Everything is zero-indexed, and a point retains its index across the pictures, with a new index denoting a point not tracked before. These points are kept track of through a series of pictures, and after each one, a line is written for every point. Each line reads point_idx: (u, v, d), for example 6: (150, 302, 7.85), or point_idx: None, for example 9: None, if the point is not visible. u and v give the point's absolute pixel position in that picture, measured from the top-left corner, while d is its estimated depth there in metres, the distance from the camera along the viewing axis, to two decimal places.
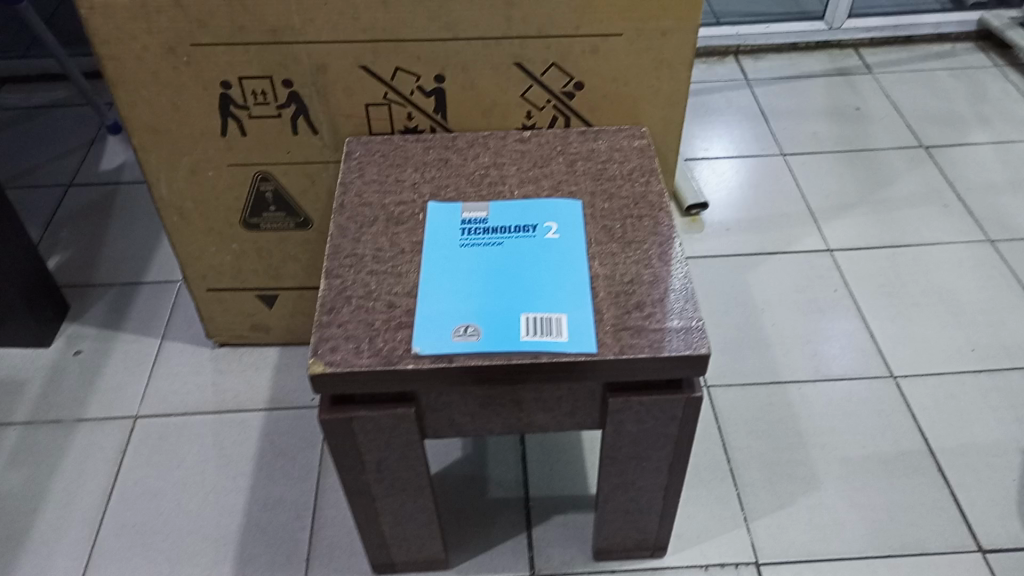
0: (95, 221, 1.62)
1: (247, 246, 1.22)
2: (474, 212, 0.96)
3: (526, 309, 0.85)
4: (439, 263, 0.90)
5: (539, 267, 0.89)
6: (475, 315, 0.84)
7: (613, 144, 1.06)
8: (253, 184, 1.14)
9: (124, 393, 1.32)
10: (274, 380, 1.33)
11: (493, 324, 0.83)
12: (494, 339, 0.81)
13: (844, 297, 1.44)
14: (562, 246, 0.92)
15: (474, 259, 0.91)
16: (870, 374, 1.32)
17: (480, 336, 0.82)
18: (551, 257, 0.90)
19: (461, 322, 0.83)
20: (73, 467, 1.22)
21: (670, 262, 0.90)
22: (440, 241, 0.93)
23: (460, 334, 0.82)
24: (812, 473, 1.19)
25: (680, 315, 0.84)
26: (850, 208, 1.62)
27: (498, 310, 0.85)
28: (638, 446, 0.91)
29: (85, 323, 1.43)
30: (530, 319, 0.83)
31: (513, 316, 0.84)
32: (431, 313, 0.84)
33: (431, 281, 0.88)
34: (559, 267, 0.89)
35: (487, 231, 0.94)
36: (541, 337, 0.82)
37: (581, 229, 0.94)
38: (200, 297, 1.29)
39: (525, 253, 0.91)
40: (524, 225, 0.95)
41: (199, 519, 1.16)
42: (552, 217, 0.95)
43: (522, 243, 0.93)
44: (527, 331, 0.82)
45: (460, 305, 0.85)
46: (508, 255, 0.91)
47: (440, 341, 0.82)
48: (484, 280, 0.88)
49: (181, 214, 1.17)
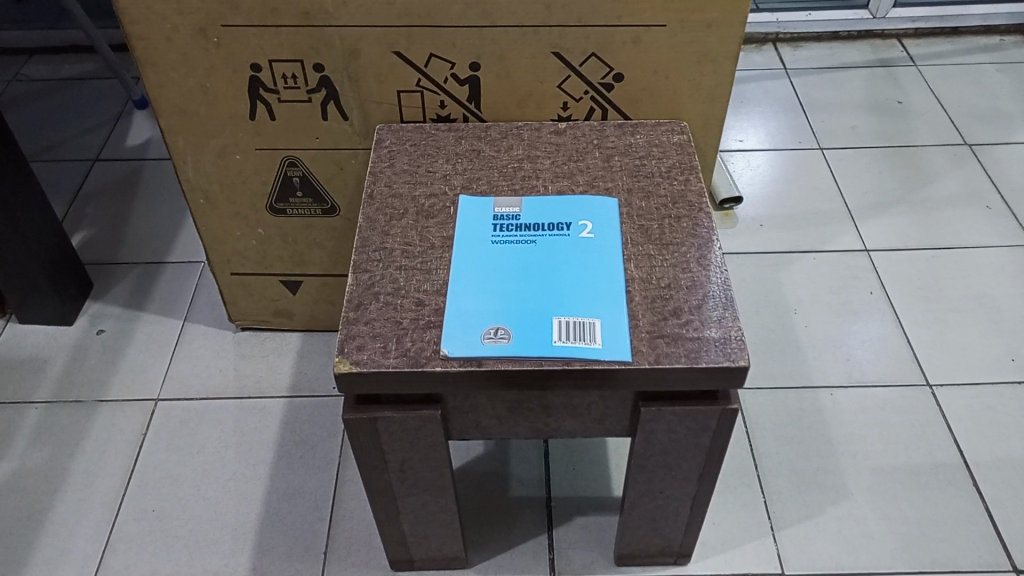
0: (120, 198, 1.61)
1: (273, 232, 1.20)
2: (507, 208, 0.93)
3: (559, 312, 0.82)
4: (469, 260, 0.87)
5: (573, 268, 0.86)
6: (506, 316, 0.81)
7: (652, 139, 1.02)
8: (280, 170, 1.12)
9: (146, 375, 1.31)
10: (296, 367, 1.32)
11: (524, 327, 0.80)
12: (526, 342, 0.79)
13: (880, 300, 1.40)
14: (596, 246, 0.89)
15: (506, 257, 0.88)
16: (905, 382, 1.28)
17: (511, 338, 0.79)
18: (585, 258, 0.88)
19: (491, 324, 0.81)
20: (94, 448, 1.22)
21: (708, 267, 0.87)
22: (471, 237, 0.90)
23: (490, 336, 0.80)
24: (842, 482, 1.16)
25: (719, 323, 0.81)
26: (889, 207, 1.57)
27: (530, 312, 0.82)
28: (668, 456, 0.88)
29: (108, 301, 1.42)
30: (563, 323, 0.81)
31: (545, 319, 0.81)
32: (461, 313, 0.82)
33: (461, 279, 0.85)
34: (593, 269, 0.86)
35: (520, 227, 0.91)
36: (574, 343, 0.79)
37: (616, 228, 0.91)
38: (224, 281, 1.27)
39: (558, 252, 0.89)
40: (558, 223, 0.92)
41: (218, 506, 1.15)
42: (587, 215, 0.92)
43: (555, 242, 0.90)
44: (560, 335, 0.80)
45: (491, 306, 0.83)
46: (540, 253, 0.88)
47: (470, 343, 0.79)
48: (515, 280, 0.85)
49: (207, 198, 1.15)
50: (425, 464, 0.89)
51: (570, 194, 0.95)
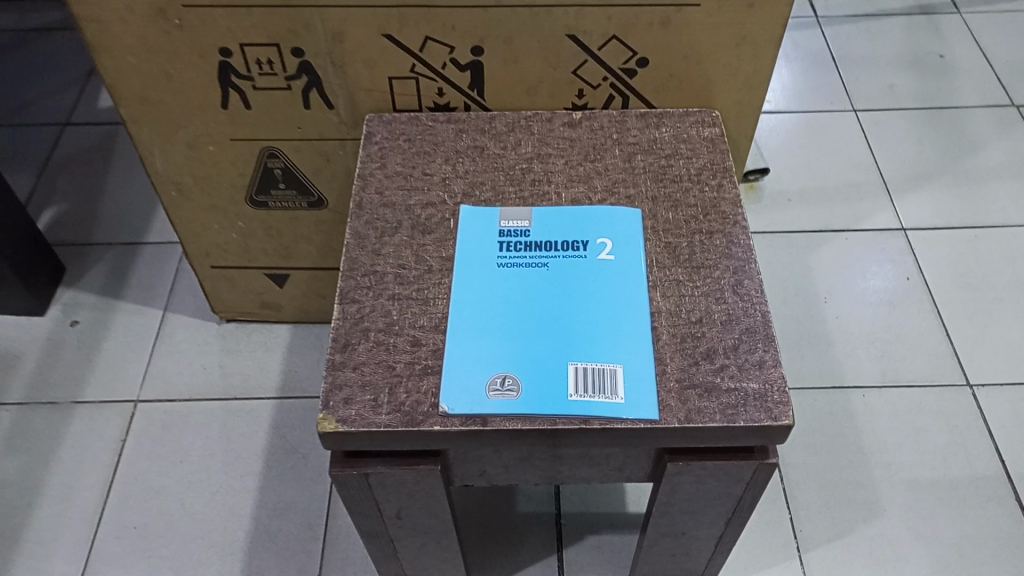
0: (93, 170, 1.48)
1: (255, 225, 1.08)
2: (515, 221, 0.82)
3: (574, 356, 0.71)
4: (472, 288, 0.77)
5: (590, 299, 0.76)
6: (514, 362, 0.71)
7: (679, 133, 0.89)
8: (259, 161, 0.99)
9: (125, 373, 1.22)
10: (286, 364, 1.22)
11: (535, 377, 0.70)
12: (537, 397, 0.69)
13: (918, 288, 1.29)
14: (616, 271, 0.78)
15: (515, 284, 0.77)
16: (943, 382, 1.19)
17: (519, 391, 0.69)
18: (604, 286, 0.77)
19: (497, 372, 0.71)
20: (70, 457, 1.13)
21: (746, 296, 0.76)
22: (475, 259, 0.79)
23: (496, 388, 0.70)
24: (874, 498, 1.08)
25: (759, 371, 0.71)
26: (928, 179, 1.44)
27: (542, 356, 0.72)
28: (694, 502, 0.79)
29: (83, 288, 1.31)
30: (579, 371, 0.70)
31: (560, 365, 0.71)
32: (462, 358, 0.71)
33: (462, 312, 0.75)
34: (613, 300, 0.75)
35: (530, 246, 0.80)
36: (592, 397, 0.69)
37: (639, 248, 0.79)
38: (205, 274, 1.17)
39: (573, 278, 0.77)
40: (573, 240, 0.80)
41: (205, 523, 1.07)
42: (606, 231, 0.81)
43: (570, 264, 0.79)
44: (576, 387, 0.69)
45: (498, 349, 0.72)
46: (553, 279, 0.77)
47: (473, 396, 0.69)
48: (525, 314, 0.75)
49: (180, 190, 1.03)
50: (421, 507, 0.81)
51: (587, 202, 0.84)
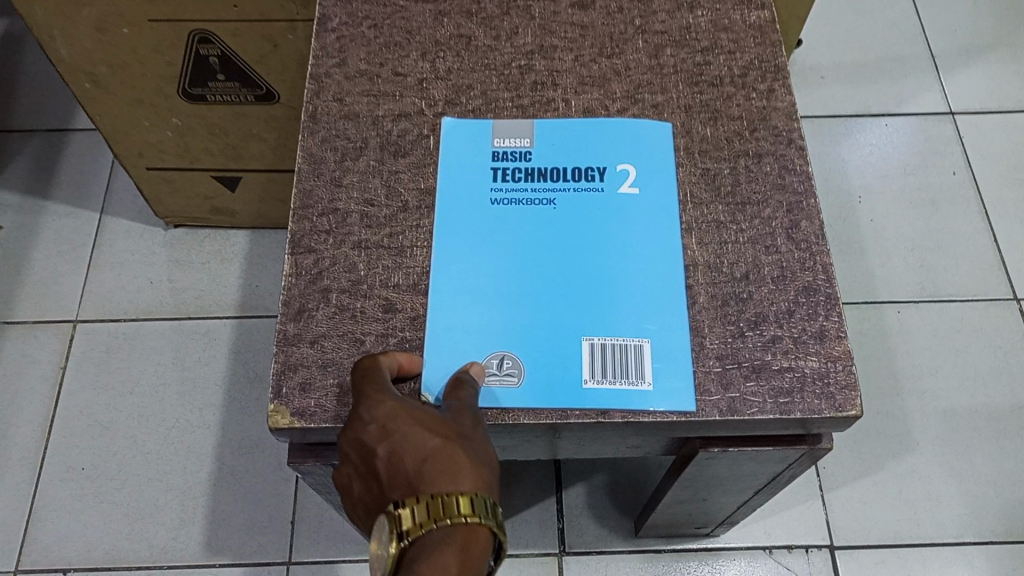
0: (4, 42, 1.25)
1: (193, 122, 0.90)
2: (510, 141, 0.64)
3: (589, 329, 0.57)
4: (460, 233, 0.61)
5: (607, 248, 0.60)
6: (512, 337, 0.57)
7: (719, 17, 0.70)
8: (189, 47, 0.80)
9: (60, 288, 1.06)
10: (245, 278, 1.07)
11: (541, 358, 0.56)
12: (543, 385, 0.55)
13: (965, 185, 1.14)
14: (641, 209, 0.62)
15: (513, 228, 0.61)
16: (987, 296, 1.06)
17: (520, 377, 0.55)
18: (626, 232, 0.61)
19: (492, 350, 0.56)
20: (5, 386, 1.00)
21: (804, 244, 0.60)
22: (463, 193, 0.62)
23: (491, 371, 0.55)
24: (905, 430, 0.98)
25: (819, 345, 0.57)
26: (982, 52, 1.24)
27: (549, 329, 0.57)
28: (721, 478, 0.68)
29: (4, 186, 1.13)
30: (596, 348, 0.56)
31: (571, 341, 0.57)
32: (449, 331, 0.57)
33: (446, 266, 0.59)
34: (637, 250, 0.60)
35: (530, 176, 0.63)
36: (612, 383, 0.55)
37: (670, 178, 0.63)
38: (141, 177, 0.99)
39: (586, 218, 0.61)
40: (585, 167, 0.63)
41: (162, 463, 0.96)
42: (627, 154, 0.64)
43: (582, 200, 0.62)
44: (592, 370, 0.56)
45: (494, 319, 0.57)
46: (561, 219, 0.61)
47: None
48: (527, 269, 0.59)
49: (94, 81, 0.83)
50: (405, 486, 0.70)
51: (603, 113, 0.66)
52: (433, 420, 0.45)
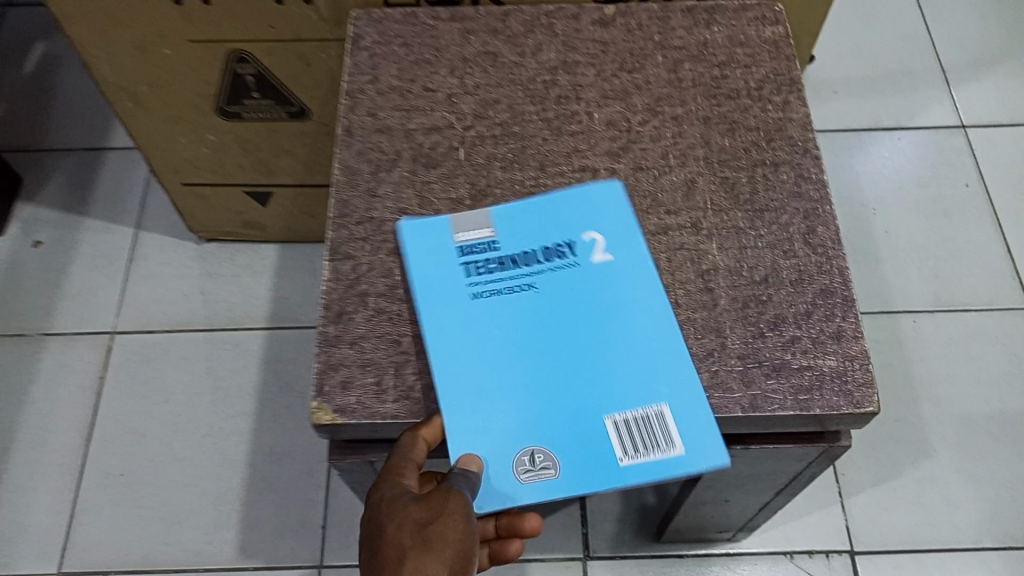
0: (42, 64, 1.29)
1: (228, 138, 0.93)
2: (476, 230, 0.64)
3: (604, 407, 0.57)
4: (451, 340, 0.59)
5: (598, 325, 0.60)
6: (532, 433, 0.56)
7: (735, 33, 0.73)
8: (227, 67, 0.83)
9: (96, 301, 1.10)
10: (274, 290, 1.10)
11: (570, 445, 0.56)
12: (580, 472, 0.55)
13: (977, 196, 1.16)
14: (620, 273, 0.62)
15: (498, 320, 0.60)
16: (1001, 304, 1.07)
17: (557, 469, 0.55)
18: (613, 300, 0.61)
19: (522, 447, 0.56)
20: (44, 396, 1.03)
21: (820, 248, 0.63)
22: (445, 294, 0.61)
23: (526, 469, 0.55)
24: (922, 436, 0.99)
25: (837, 346, 0.59)
26: (993, 65, 1.27)
27: (563, 416, 0.57)
28: (742, 478, 0.70)
29: (42, 202, 1.17)
30: (618, 424, 0.57)
31: (593, 422, 0.57)
32: (464, 443, 0.56)
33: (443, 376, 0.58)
34: (629, 315, 0.61)
35: (504, 261, 0.63)
36: (647, 455, 0.56)
37: (637, 237, 0.63)
38: (176, 192, 1.02)
39: (570, 296, 0.61)
40: (555, 245, 0.63)
41: (196, 470, 0.99)
42: (592, 223, 0.64)
43: (561, 277, 0.62)
44: (624, 447, 0.56)
45: (507, 419, 0.57)
46: (546, 302, 0.61)
47: (506, 494, 0.54)
48: (522, 360, 0.59)
49: (135, 99, 0.87)
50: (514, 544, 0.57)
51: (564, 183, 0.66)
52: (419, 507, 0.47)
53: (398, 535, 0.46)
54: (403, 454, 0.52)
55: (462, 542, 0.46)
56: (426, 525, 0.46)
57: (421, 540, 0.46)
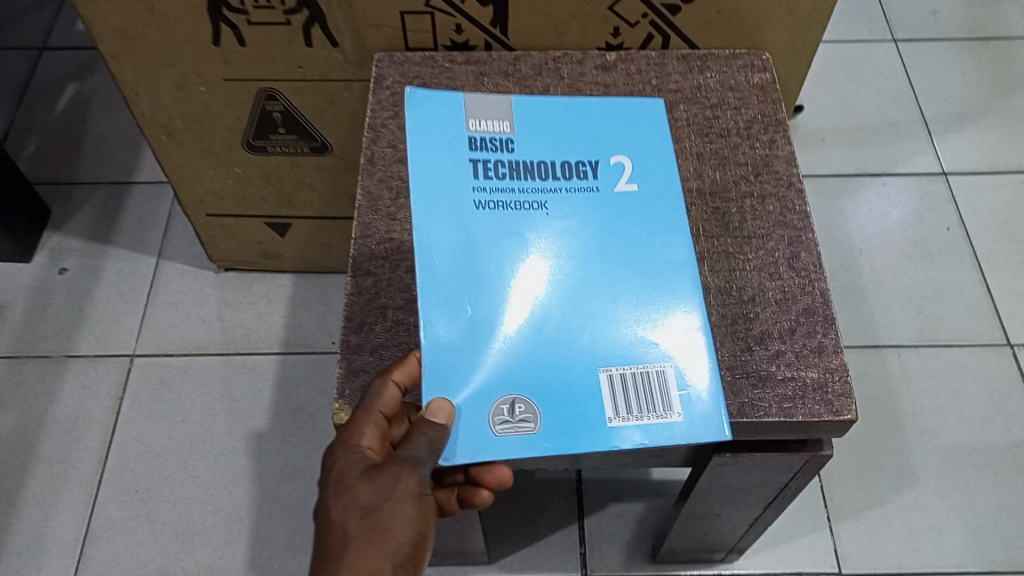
0: (74, 102, 1.37)
1: (253, 171, 1.00)
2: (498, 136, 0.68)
3: (604, 360, 0.58)
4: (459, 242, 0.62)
5: (608, 247, 0.64)
6: (522, 375, 0.57)
7: (726, 78, 0.80)
8: (256, 104, 0.90)
9: (118, 325, 1.15)
10: (288, 317, 1.15)
11: (555, 399, 0.56)
12: (561, 429, 0.55)
13: (959, 239, 1.22)
14: (640, 201, 0.66)
15: (512, 230, 0.64)
16: (983, 341, 1.13)
17: (537, 424, 0.55)
18: (628, 230, 0.65)
19: (504, 395, 0.56)
20: (66, 415, 1.07)
21: (803, 271, 0.68)
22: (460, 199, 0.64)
23: (504, 420, 0.55)
24: (909, 464, 1.04)
25: (818, 359, 0.64)
26: (973, 118, 1.35)
27: (556, 344, 0.59)
28: (733, 490, 0.74)
29: (69, 232, 1.23)
30: (614, 380, 0.57)
31: (589, 373, 0.58)
32: (445, 364, 0.57)
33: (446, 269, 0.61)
34: (640, 243, 0.64)
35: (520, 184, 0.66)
36: (637, 420, 0.56)
37: (663, 175, 0.68)
38: (200, 222, 1.08)
39: (584, 220, 0.65)
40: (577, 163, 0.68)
41: (210, 487, 1.02)
42: (617, 147, 0.69)
43: (579, 200, 0.66)
44: (616, 410, 0.56)
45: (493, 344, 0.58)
46: (558, 221, 0.65)
47: (478, 437, 0.55)
48: (532, 271, 0.62)
49: (169, 133, 0.93)
50: (484, 491, 0.57)
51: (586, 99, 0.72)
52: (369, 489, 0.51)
53: (345, 520, 0.50)
54: (368, 407, 0.55)
55: (411, 529, 0.50)
56: (374, 511, 0.50)
57: (366, 529, 0.49)
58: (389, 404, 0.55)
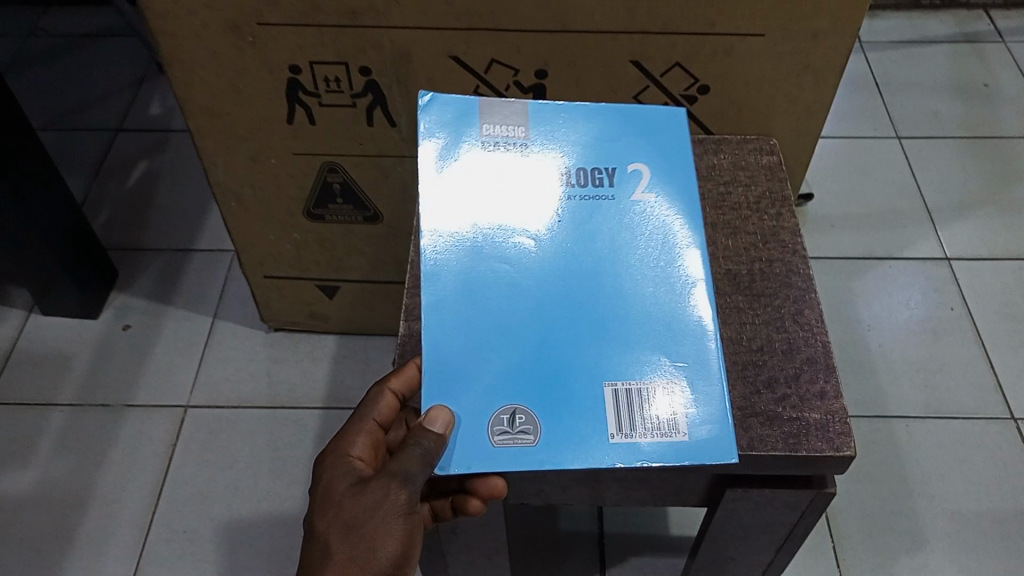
0: (143, 177, 1.50)
1: (309, 237, 1.10)
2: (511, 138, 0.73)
3: (608, 375, 0.63)
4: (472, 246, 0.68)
5: (616, 249, 0.69)
6: (524, 388, 0.62)
7: (738, 160, 0.90)
8: (319, 176, 1.02)
9: (174, 378, 1.24)
10: (331, 375, 1.24)
11: (553, 414, 0.61)
12: (559, 441, 0.60)
13: (962, 318, 1.29)
14: (657, 208, 0.71)
15: (526, 237, 0.69)
16: (987, 414, 1.18)
17: (536, 437, 0.60)
18: (641, 238, 0.70)
19: (504, 407, 0.61)
20: (122, 459, 1.15)
21: (807, 326, 0.76)
22: (469, 206, 0.69)
23: (503, 431, 0.60)
24: (917, 528, 1.08)
25: (820, 403, 0.71)
26: (974, 208, 1.44)
27: (562, 355, 0.64)
28: (746, 530, 0.80)
29: (134, 293, 1.34)
30: (618, 394, 0.62)
31: (595, 388, 0.63)
32: (450, 371, 0.63)
33: (455, 266, 0.67)
34: (653, 247, 0.70)
35: (534, 195, 0.71)
36: (640, 438, 0.61)
37: (679, 179, 0.73)
38: (256, 283, 1.19)
39: (597, 224, 0.71)
40: (596, 170, 0.73)
41: (252, 529, 1.09)
42: (636, 153, 0.74)
43: (597, 206, 0.71)
44: (618, 426, 0.61)
45: (496, 348, 0.64)
46: (571, 227, 0.70)
47: (476, 449, 0.59)
48: (540, 276, 0.68)
49: (239, 200, 1.05)
50: (475, 500, 0.63)
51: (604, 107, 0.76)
52: (352, 499, 0.60)
53: (329, 529, 0.59)
54: (364, 415, 0.66)
55: (390, 540, 0.58)
56: (358, 528, 0.58)
57: (350, 544, 0.58)
58: (382, 412, 0.66)
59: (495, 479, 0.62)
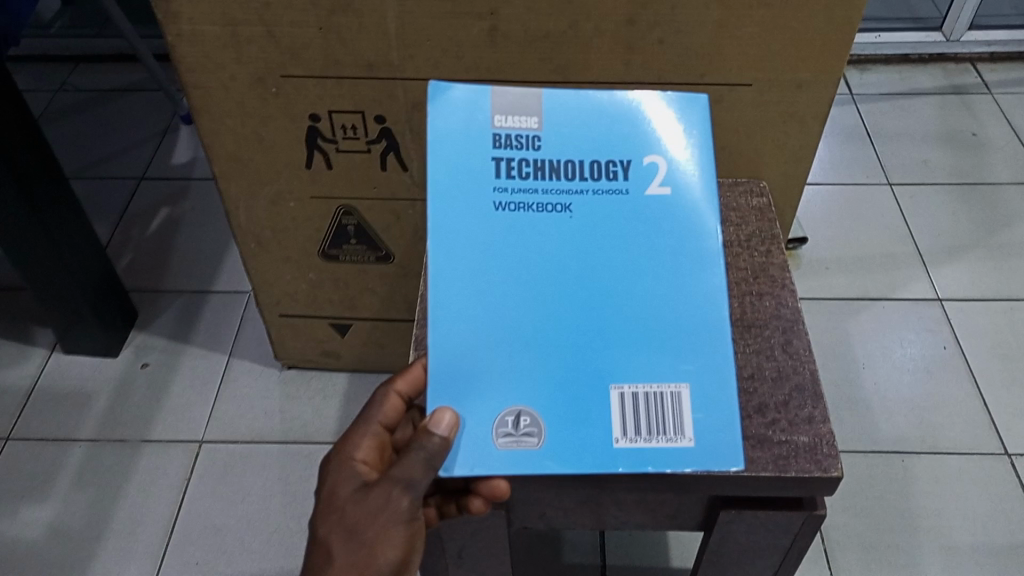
0: (164, 223, 1.57)
1: (324, 276, 1.16)
2: (521, 125, 0.70)
3: (614, 378, 0.64)
4: (481, 246, 0.67)
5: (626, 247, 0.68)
6: (532, 388, 0.64)
7: (729, 202, 0.95)
8: (334, 218, 1.07)
9: (190, 414, 1.28)
10: (342, 411, 1.28)
11: (558, 415, 0.63)
12: (564, 444, 0.62)
13: (955, 357, 1.33)
14: (671, 206, 0.70)
15: (536, 234, 0.68)
16: (981, 450, 1.21)
17: (540, 439, 0.63)
18: (653, 235, 0.69)
19: (509, 408, 0.63)
20: (138, 492, 1.19)
21: (795, 355, 0.81)
22: (477, 203, 0.68)
23: (508, 433, 0.63)
24: (915, 561, 1.10)
25: (808, 427, 0.75)
26: (964, 252, 1.49)
27: (570, 356, 0.65)
28: (743, 554, 0.82)
29: (153, 333, 1.39)
30: (624, 398, 0.64)
31: (601, 391, 0.64)
32: (457, 373, 0.64)
33: (463, 267, 0.67)
34: (665, 248, 0.69)
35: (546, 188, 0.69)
36: (645, 442, 0.62)
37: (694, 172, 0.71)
38: (272, 322, 1.24)
39: (608, 220, 0.69)
40: (608, 160, 0.70)
41: (264, 560, 1.12)
42: (653, 145, 0.71)
43: (609, 201, 0.69)
44: (624, 430, 0.63)
45: (503, 349, 0.65)
46: (581, 223, 0.69)
47: (481, 451, 0.62)
48: (548, 275, 0.67)
49: (258, 241, 1.11)
50: (478, 500, 0.67)
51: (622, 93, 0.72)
52: (354, 505, 0.63)
53: (332, 535, 0.62)
54: (369, 419, 0.69)
55: (389, 544, 0.62)
56: (359, 534, 0.62)
57: (351, 549, 0.61)
58: (387, 414, 0.70)
59: (498, 480, 0.65)
